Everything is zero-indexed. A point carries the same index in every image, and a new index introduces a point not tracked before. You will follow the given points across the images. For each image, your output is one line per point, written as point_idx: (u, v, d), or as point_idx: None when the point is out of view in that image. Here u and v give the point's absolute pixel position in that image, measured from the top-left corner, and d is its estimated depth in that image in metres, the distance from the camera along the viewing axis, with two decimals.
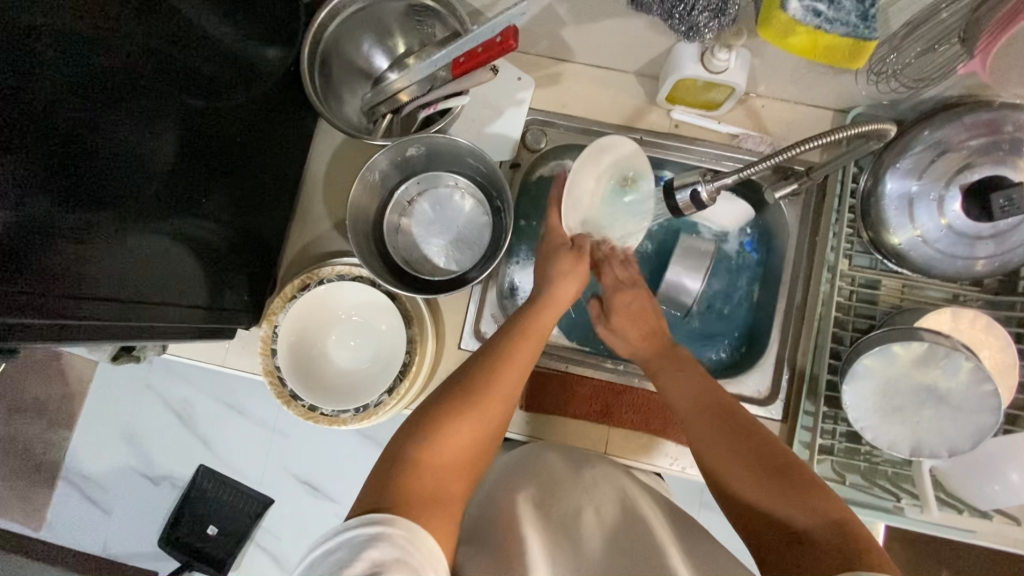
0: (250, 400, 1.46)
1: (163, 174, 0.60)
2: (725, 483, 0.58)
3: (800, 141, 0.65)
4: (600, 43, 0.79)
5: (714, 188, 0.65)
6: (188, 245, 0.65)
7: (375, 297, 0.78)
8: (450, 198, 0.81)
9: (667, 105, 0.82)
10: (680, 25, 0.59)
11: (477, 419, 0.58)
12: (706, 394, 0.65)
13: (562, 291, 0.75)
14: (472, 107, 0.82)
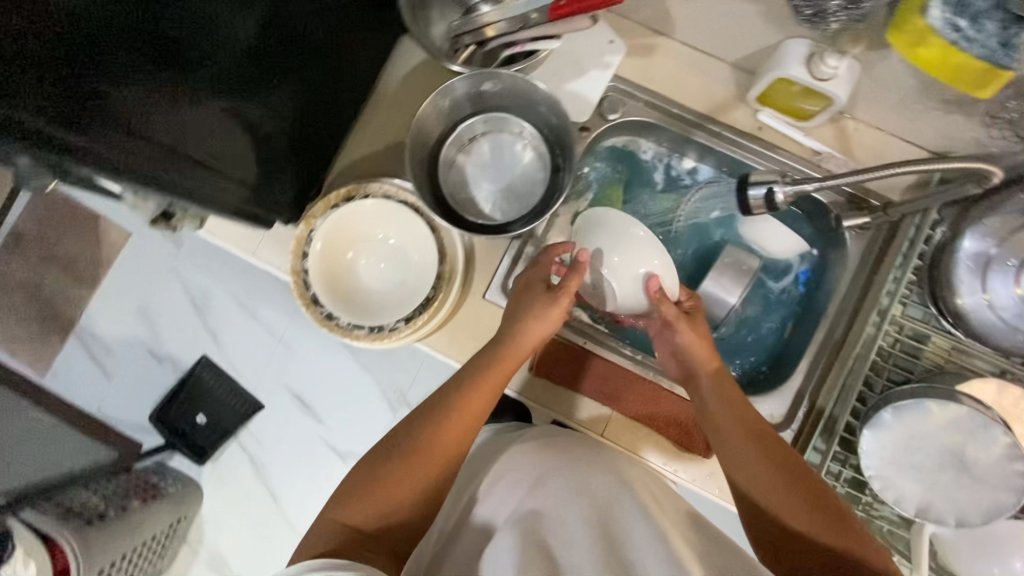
0: (265, 306, 1.50)
1: (235, 50, 0.60)
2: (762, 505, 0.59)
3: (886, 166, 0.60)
4: (705, 22, 0.75)
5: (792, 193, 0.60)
6: (245, 125, 0.66)
7: (415, 225, 0.77)
8: (512, 145, 0.79)
9: (756, 103, 0.78)
10: (806, 9, 0.59)
11: (410, 474, 0.62)
12: (751, 422, 0.64)
13: (534, 334, 0.70)
14: (557, 58, 0.80)
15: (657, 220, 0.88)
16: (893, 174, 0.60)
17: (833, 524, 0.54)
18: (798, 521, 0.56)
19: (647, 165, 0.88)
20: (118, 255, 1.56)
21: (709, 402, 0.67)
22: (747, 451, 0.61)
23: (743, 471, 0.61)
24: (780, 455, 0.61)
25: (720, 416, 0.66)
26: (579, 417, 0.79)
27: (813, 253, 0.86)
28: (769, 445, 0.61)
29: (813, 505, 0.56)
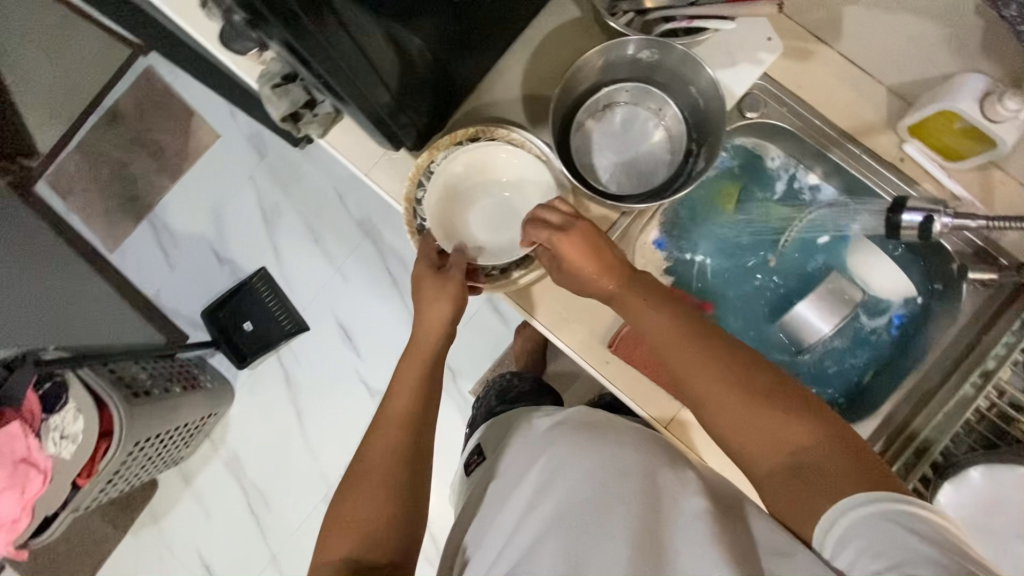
0: (332, 235, 1.56)
1: None
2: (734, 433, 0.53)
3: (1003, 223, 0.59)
4: (876, 38, 0.72)
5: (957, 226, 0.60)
6: (397, 49, 0.64)
7: (532, 177, 0.77)
8: (645, 121, 0.78)
9: (906, 133, 0.75)
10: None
11: (365, 486, 0.64)
12: (678, 334, 0.58)
13: (434, 309, 0.73)
14: (712, 44, 0.78)
15: (766, 231, 0.86)
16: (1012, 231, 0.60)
17: (747, 402, 0.52)
18: (777, 436, 0.51)
19: (770, 173, 0.86)
20: (206, 153, 1.61)
21: (646, 323, 0.60)
22: (706, 380, 0.55)
23: (713, 407, 0.54)
24: (724, 354, 0.55)
25: (655, 342, 0.59)
26: (647, 403, 0.79)
27: (920, 300, 0.82)
28: (697, 332, 0.58)
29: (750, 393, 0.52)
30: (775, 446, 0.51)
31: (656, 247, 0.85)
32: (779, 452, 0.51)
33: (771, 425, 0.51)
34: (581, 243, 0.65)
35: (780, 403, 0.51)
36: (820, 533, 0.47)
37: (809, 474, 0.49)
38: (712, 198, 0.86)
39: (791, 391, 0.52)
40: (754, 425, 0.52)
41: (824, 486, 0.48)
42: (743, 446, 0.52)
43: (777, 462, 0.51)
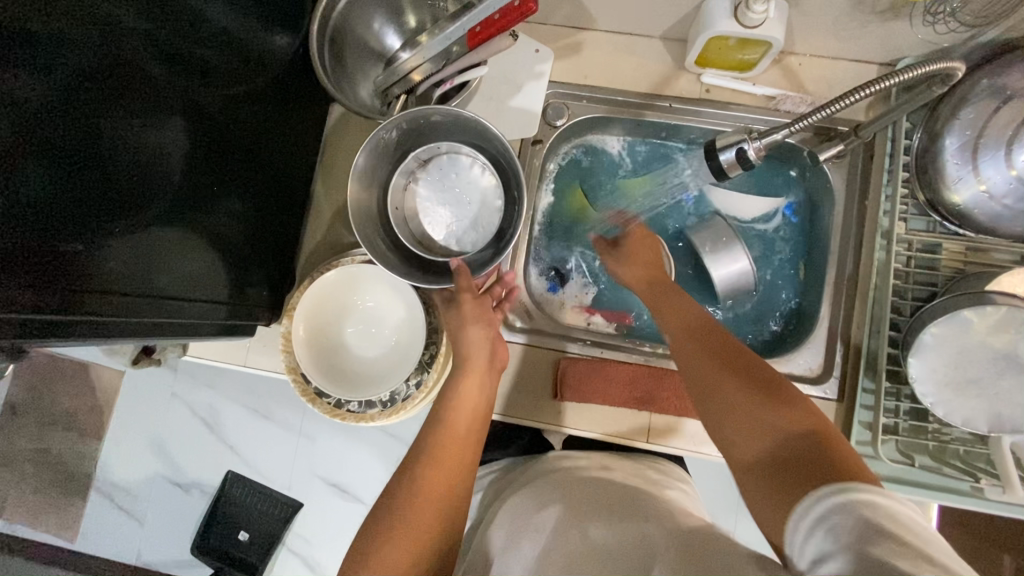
0: (276, 404, 1.36)
1: (178, 171, 0.58)
2: (704, 408, 0.52)
3: (846, 94, 0.59)
4: (623, 8, 0.74)
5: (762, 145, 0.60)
6: (207, 240, 0.64)
7: (392, 282, 0.71)
8: (470, 179, 0.77)
9: (697, 68, 0.77)
10: None
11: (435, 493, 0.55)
12: (699, 320, 0.58)
13: (473, 345, 0.66)
14: (490, 84, 0.79)
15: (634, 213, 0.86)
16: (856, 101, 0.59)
17: (748, 396, 0.49)
18: (742, 420, 0.48)
19: (609, 161, 0.87)
20: (120, 394, 1.39)
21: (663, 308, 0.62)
22: (710, 354, 0.53)
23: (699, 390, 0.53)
24: (720, 341, 0.54)
25: (670, 322, 0.60)
26: (616, 429, 0.75)
27: (791, 173, 0.83)
28: (700, 328, 0.57)
29: (740, 382, 0.50)
30: (762, 433, 0.46)
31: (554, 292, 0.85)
32: (762, 431, 0.46)
33: (767, 413, 0.47)
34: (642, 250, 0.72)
35: (809, 414, 0.46)
36: (792, 525, 0.40)
37: (785, 467, 0.43)
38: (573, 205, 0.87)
39: (783, 382, 0.49)
40: (727, 404, 0.49)
41: (806, 472, 0.42)
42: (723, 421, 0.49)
43: (757, 444, 0.46)
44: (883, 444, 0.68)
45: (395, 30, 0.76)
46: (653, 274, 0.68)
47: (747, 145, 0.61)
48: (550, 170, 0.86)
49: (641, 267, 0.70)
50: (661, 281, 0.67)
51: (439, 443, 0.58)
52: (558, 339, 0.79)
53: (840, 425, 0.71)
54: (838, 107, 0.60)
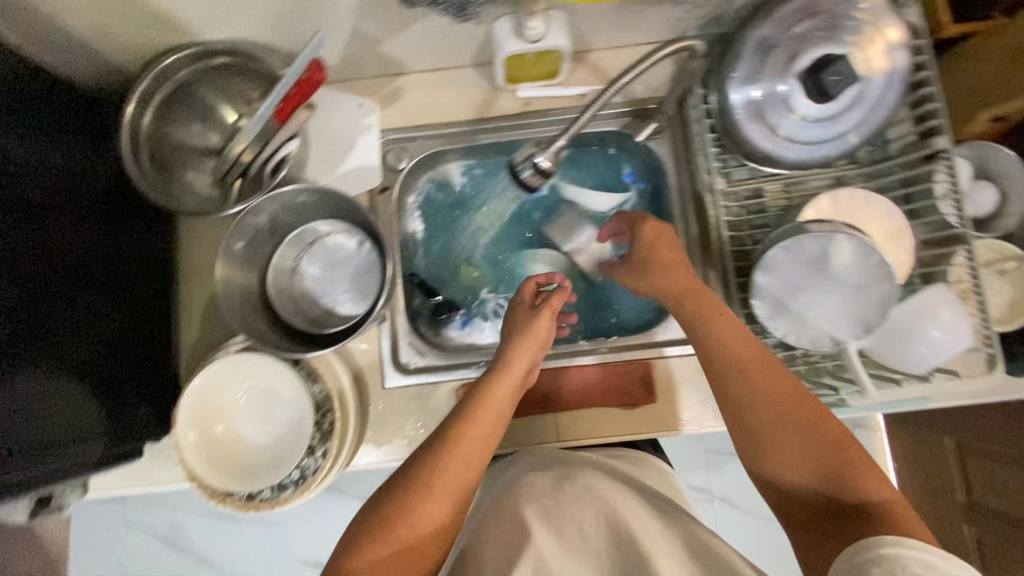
0: None
1: (9, 319, 0.56)
2: (759, 459, 0.59)
3: (616, 78, 0.62)
4: (425, 48, 0.78)
5: (553, 151, 0.61)
6: (65, 374, 0.62)
7: (266, 363, 0.72)
8: (323, 242, 0.79)
9: (510, 86, 0.82)
10: None
11: (446, 481, 0.58)
12: (757, 357, 0.61)
13: (522, 358, 0.68)
14: (323, 148, 0.82)
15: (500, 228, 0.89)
16: (628, 80, 0.62)
17: (806, 454, 0.57)
18: (794, 475, 0.57)
19: (456, 189, 0.89)
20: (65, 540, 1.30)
21: (709, 337, 0.62)
22: (769, 398, 0.59)
23: (757, 436, 0.59)
24: (786, 382, 0.59)
25: (716, 360, 0.62)
26: (527, 437, 0.78)
27: (609, 150, 0.86)
28: (757, 365, 0.60)
29: (812, 435, 0.57)
30: (817, 486, 0.56)
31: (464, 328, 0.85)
32: (816, 475, 0.56)
33: (839, 470, 0.55)
34: (661, 243, 0.68)
35: (875, 471, 0.55)
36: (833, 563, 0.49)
37: (834, 523, 0.54)
38: (440, 232, 0.88)
39: (846, 437, 0.57)
40: (793, 455, 0.57)
41: (845, 523, 0.53)
42: (771, 461, 0.58)
43: (808, 482, 0.56)
44: None
45: (211, 120, 0.76)
46: (687, 287, 0.66)
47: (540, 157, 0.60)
48: (410, 205, 0.87)
49: (669, 265, 0.67)
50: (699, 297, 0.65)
51: (454, 446, 0.59)
52: (454, 367, 0.80)
53: None
54: (613, 88, 0.61)
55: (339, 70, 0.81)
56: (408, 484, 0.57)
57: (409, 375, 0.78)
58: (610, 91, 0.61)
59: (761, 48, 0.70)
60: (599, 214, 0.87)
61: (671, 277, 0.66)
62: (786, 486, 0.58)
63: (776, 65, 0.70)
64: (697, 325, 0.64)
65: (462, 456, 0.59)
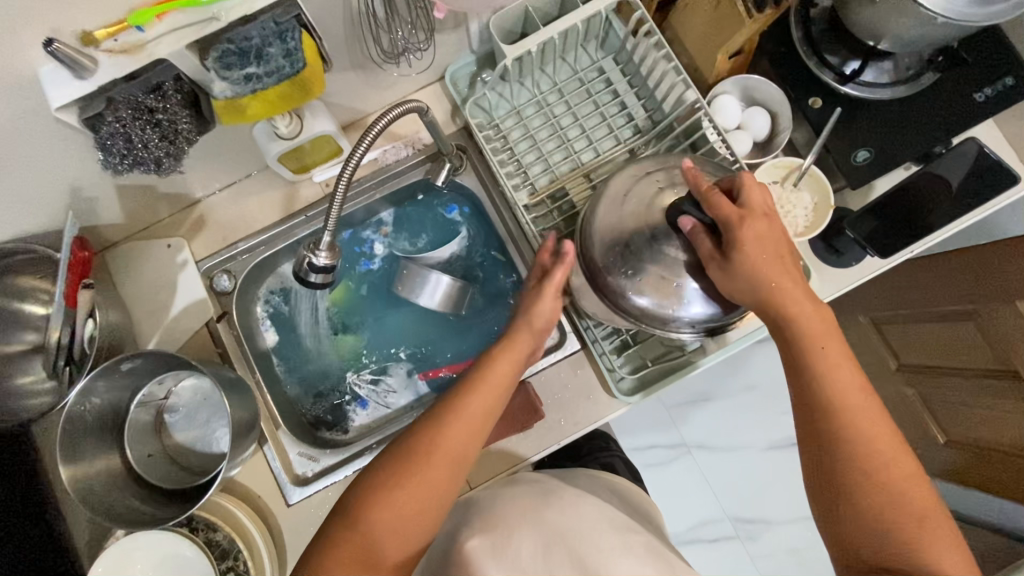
0: None
1: None
2: (834, 484, 0.55)
3: (349, 157, 0.61)
4: (203, 175, 0.79)
5: (325, 248, 0.62)
6: None
7: (154, 537, 0.70)
8: (176, 394, 0.79)
9: (304, 176, 0.83)
10: (144, 164, 0.56)
11: (437, 460, 0.57)
12: (865, 406, 0.56)
13: (523, 339, 0.66)
14: (142, 303, 0.80)
15: (353, 304, 0.90)
16: (364, 155, 0.62)
17: (879, 498, 0.53)
18: (857, 514, 0.54)
19: (296, 288, 0.89)
20: None
21: (812, 360, 0.57)
22: (866, 440, 0.54)
23: (830, 455, 0.56)
24: (866, 415, 0.55)
25: (793, 361, 0.58)
26: None
27: (418, 198, 0.91)
28: (844, 398, 0.56)
29: (882, 482, 0.54)
30: (881, 532, 0.53)
31: (364, 407, 0.87)
32: (881, 532, 0.53)
33: (908, 536, 0.52)
34: (761, 244, 0.58)
35: (950, 547, 0.52)
36: None
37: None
38: (300, 334, 0.89)
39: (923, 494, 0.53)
40: (859, 487, 0.54)
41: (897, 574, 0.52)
42: (849, 509, 0.54)
43: (871, 539, 0.53)
44: (627, 358, 0.79)
45: (15, 322, 0.74)
46: (767, 293, 0.58)
47: (313, 258, 0.63)
48: (259, 316, 0.88)
49: (767, 277, 0.58)
50: (778, 305, 0.58)
51: (450, 419, 0.58)
52: (350, 461, 0.79)
53: (595, 369, 0.80)
54: (349, 166, 0.61)
55: (132, 224, 0.81)
56: (412, 451, 0.57)
57: (309, 485, 0.77)
58: (349, 166, 0.61)
59: (614, 210, 0.64)
60: (440, 260, 0.91)
61: (764, 278, 0.57)
62: (851, 531, 0.55)
63: (639, 208, 0.63)
64: (792, 344, 0.58)
65: (461, 423, 0.59)
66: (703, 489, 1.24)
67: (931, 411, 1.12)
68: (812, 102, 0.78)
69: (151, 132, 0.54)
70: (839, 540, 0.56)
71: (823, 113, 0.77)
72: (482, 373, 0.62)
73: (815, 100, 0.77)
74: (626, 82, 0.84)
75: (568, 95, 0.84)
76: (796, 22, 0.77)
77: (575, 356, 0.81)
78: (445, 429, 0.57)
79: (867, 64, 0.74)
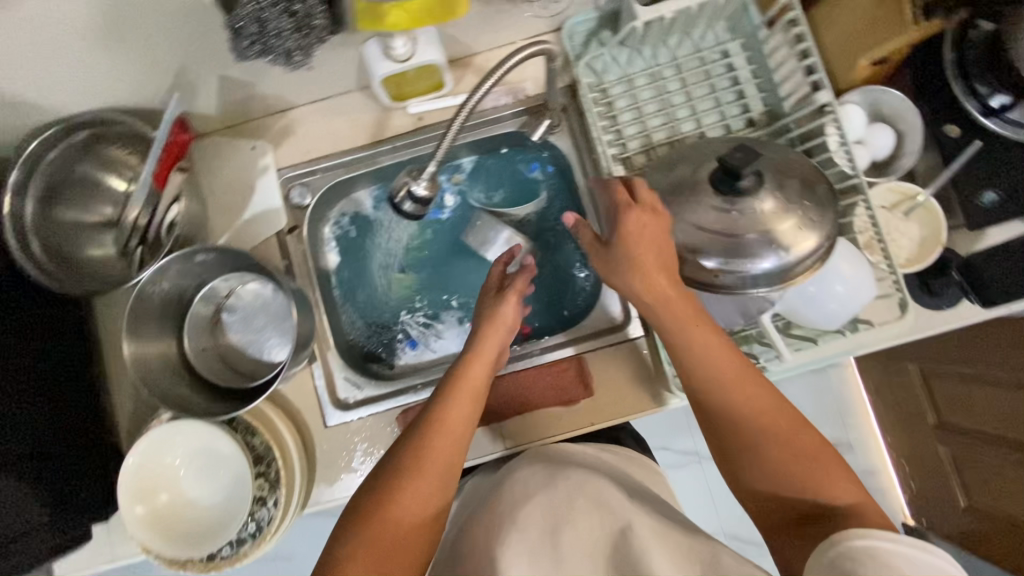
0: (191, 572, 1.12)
1: None
2: (743, 470, 0.55)
3: (471, 95, 0.61)
4: (304, 82, 0.77)
5: (427, 179, 0.61)
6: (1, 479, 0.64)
7: (200, 429, 0.71)
8: (238, 296, 0.79)
9: (400, 103, 0.81)
10: (272, 53, 0.55)
11: (428, 477, 0.58)
12: (742, 375, 0.56)
13: (490, 342, 0.68)
14: (218, 199, 0.80)
15: (418, 243, 0.89)
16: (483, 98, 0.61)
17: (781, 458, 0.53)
18: (771, 480, 0.54)
19: (369, 216, 0.89)
20: None
21: (690, 356, 0.58)
22: (760, 420, 0.55)
23: (734, 443, 0.55)
24: (758, 385, 0.56)
25: (686, 359, 0.58)
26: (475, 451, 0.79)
27: (502, 151, 0.88)
28: (735, 375, 0.56)
29: (794, 454, 0.53)
30: (782, 483, 0.53)
31: (412, 346, 0.87)
32: (780, 471, 0.53)
33: (806, 479, 0.52)
34: (643, 234, 0.59)
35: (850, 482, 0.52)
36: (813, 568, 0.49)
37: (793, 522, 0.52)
38: (363, 263, 0.88)
39: (812, 437, 0.54)
40: (758, 462, 0.54)
41: (816, 530, 0.51)
42: (752, 473, 0.54)
43: (773, 485, 0.54)
44: None
45: (99, 192, 0.75)
46: (639, 287, 0.59)
47: (414, 186, 0.61)
48: (326, 235, 0.88)
49: (651, 269, 0.59)
50: (657, 316, 0.59)
51: (432, 435, 0.60)
52: (393, 395, 0.80)
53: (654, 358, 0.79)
54: (469, 104, 0.61)
55: (223, 118, 0.80)
56: (403, 471, 0.58)
57: (349, 411, 0.78)
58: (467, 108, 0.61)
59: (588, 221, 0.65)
60: (513, 218, 0.89)
61: (645, 274, 0.58)
62: (763, 485, 0.54)
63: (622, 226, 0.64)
64: (670, 344, 0.59)
65: (448, 434, 0.60)
66: (713, 500, 1.22)
67: (960, 473, 1.08)
68: (949, 129, 0.73)
69: (287, 21, 0.52)
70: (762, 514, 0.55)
71: (957, 143, 0.72)
72: (457, 377, 0.64)
73: (952, 128, 0.73)
74: (750, 71, 0.79)
75: (686, 73, 0.80)
76: (950, 43, 0.71)
77: (634, 342, 0.79)
78: (432, 446, 0.59)
79: (1018, 101, 0.68)
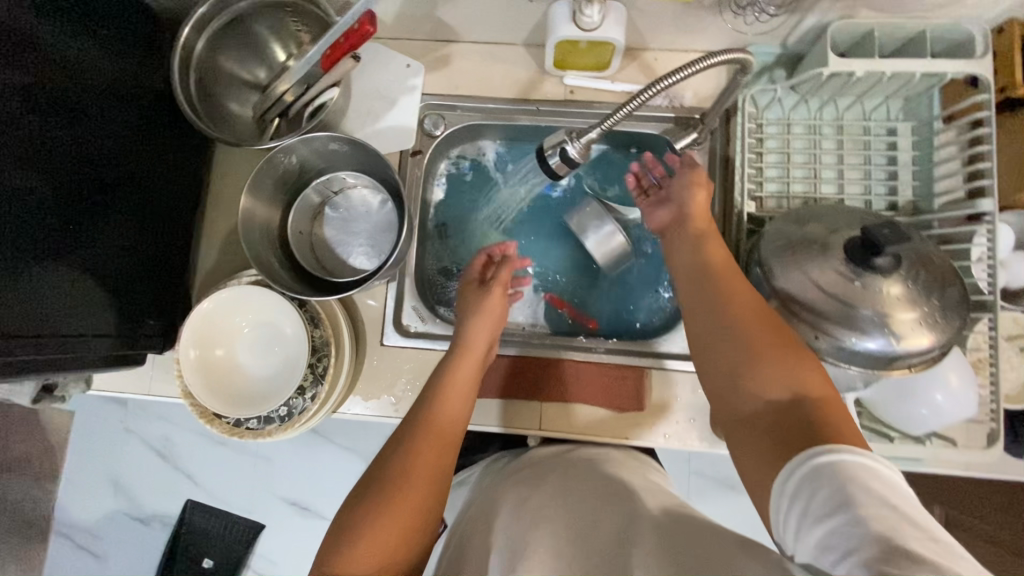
0: (187, 441, 1.13)
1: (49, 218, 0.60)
2: (727, 364, 0.55)
3: (659, 79, 0.58)
4: (479, 20, 0.78)
5: (583, 145, 0.64)
6: (94, 279, 0.67)
7: (275, 300, 0.73)
8: (345, 195, 0.81)
9: (558, 71, 0.82)
10: None
11: (421, 467, 0.59)
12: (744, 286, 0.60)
13: (479, 336, 0.72)
14: (360, 101, 0.82)
15: (522, 208, 0.90)
16: (667, 87, 0.59)
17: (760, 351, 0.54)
18: (751, 367, 0.53)
19: (486, 166, 0.90)
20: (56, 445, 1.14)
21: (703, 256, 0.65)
22: (750, 318, 0.57)
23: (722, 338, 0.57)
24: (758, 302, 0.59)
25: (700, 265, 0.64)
26: (512, 421, 0.79)
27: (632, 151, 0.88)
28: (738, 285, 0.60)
29: (774, 349, 0.54)
30: (761, 371, 0.52)
31: None
32: (755, 356, 0.54)
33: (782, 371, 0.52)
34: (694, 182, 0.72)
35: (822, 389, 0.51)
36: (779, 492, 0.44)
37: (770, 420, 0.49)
38: (465, 208, 0.89)
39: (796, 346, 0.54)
40: (740, 359, 0.54)
41: (795, 421, 0.48)
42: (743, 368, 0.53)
43: (752, 374, 0.53)
44: None
45: (260, 55, 0.77)
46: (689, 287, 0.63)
47: (569, 146, 0.65)
48: (440, 170, 0.89)
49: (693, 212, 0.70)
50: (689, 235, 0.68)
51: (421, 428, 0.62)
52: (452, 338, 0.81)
53: None
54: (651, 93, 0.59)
55: (392, 29, 0.82)
56: (394, 462, 0.59)
57: (409, 338, 0.79)
58: (646, 96, 0.59)
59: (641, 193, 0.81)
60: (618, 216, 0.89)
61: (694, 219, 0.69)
62: (742, 377, 0.53)
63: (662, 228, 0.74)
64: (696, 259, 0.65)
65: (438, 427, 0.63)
66: None
67: None
68: None
69: None
70: (740, 406, 0.53)
71: None
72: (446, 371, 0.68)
73: None
74: (911, 157, 0.77)
75: (845, 137, 0.78)
76: None
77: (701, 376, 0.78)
78: (421, 439, 0.61)
79: None
